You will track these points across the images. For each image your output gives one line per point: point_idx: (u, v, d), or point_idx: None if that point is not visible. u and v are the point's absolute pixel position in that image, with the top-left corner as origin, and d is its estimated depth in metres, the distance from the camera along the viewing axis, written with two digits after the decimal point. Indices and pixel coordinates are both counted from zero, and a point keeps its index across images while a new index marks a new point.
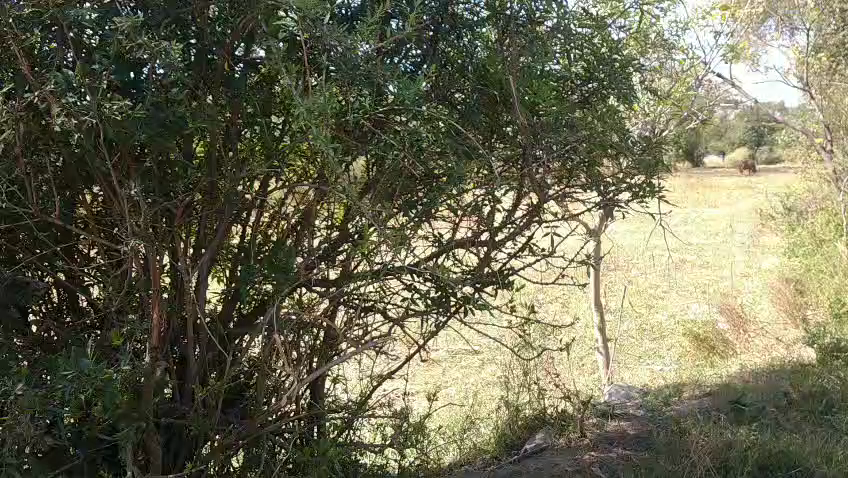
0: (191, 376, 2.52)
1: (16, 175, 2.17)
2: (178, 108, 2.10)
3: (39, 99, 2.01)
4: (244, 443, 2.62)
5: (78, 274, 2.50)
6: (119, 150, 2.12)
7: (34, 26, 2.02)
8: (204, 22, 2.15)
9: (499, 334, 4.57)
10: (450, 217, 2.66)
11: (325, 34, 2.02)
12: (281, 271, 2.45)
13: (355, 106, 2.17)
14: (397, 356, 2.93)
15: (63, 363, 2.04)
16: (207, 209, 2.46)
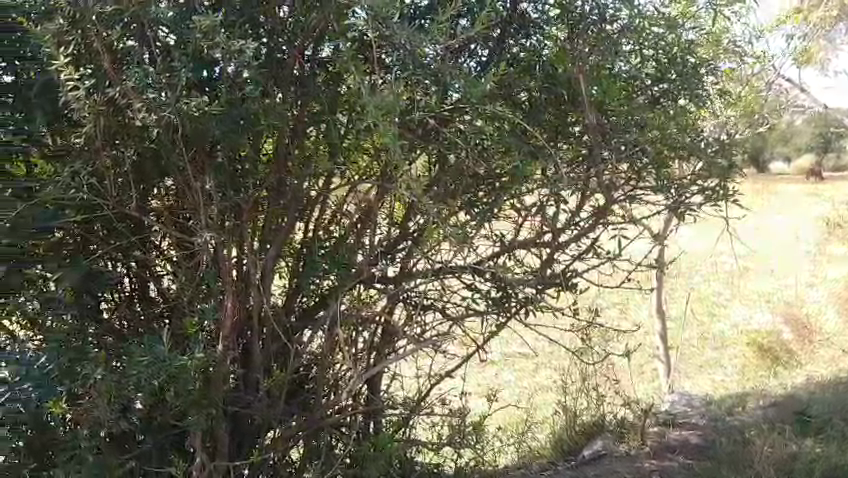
0: (256, 366, 2.60)
1: (96, 168, 2.27)
2: (251, 105, 2.16)
3: (120, 94, 2.11)
4: (304, 435, 2.68)
5: (150, 265, 2.58)
6: (191, 149, 2.26)
7: (116, 24, 2.11)
8: (276, 21, 2.19)
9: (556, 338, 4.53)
10: (514, 217, 2.63)
11: (395, 33, 2.06)
12: (343, 269, 2.60)
13: (422, 105, 2.15)
14: (456, 356, 2.92)
15: (138, 351, 2.11)
16: (275, 206, 2.53)
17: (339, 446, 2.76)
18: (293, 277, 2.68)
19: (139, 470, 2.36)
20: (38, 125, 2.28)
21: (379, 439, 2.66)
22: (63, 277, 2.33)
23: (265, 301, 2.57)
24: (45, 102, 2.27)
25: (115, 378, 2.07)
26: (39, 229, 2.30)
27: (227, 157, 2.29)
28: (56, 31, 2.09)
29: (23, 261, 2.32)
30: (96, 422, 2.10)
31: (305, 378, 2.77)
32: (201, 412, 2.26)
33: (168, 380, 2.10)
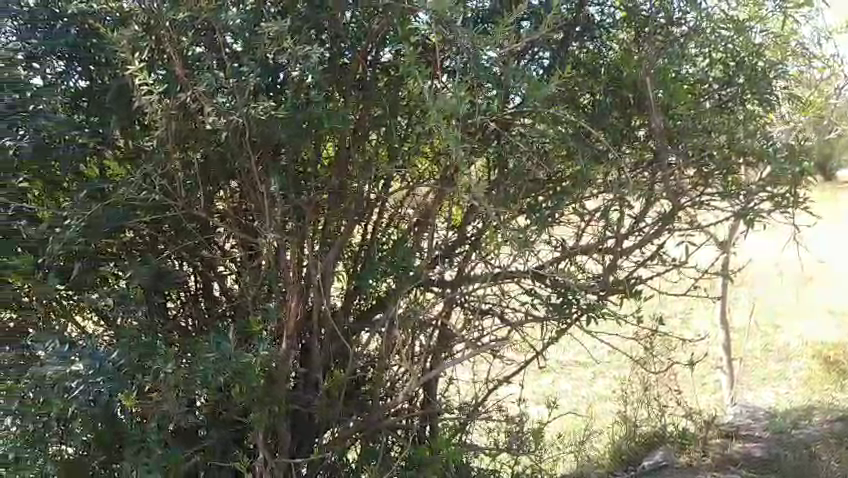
0: (315, 366, 2.66)
1: (166, 171, 2.34)
2: (314, 109, 2.18)
3: (191, 99, 2.17)
4: (362, 435, 2.70)
5: (215, 265, 2.65)
6: (258, 151, 2.30)
7: (188, 29, 2.18)
8: (338, 26, 2.22)
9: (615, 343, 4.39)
10: (577, 221, 2.61)
11: (459, 35, 2.06)
12: (402, 270, 2.57)
13: (484, 108, 2.13)
14: (514, 361, 2.90)
15: (206, 348, 2.22)
16: (334, 209, 2.53)
17: (396, 448, 2.76)
18: (351, 280, 2.71)
19: (208, 464, 2.43)
20: (112, 128, 2.37)
21: (438, 440, 2.69)
22: (134, 276, 2.40)
23: (325, 301, 2.60)
24: (117, 106, 2.35)
25: (182, 373, 2.15)
26: (109, 229, 2.36)
27: (291, 162, 2.37)
28: (130, 36, 2.15)
29: (97, 261, 2.41)
30: (165, 415, 2.18)
31: (361, 381, 2.76)
32: (264, 409, 2.31)
33: (233, 376, 2.18)
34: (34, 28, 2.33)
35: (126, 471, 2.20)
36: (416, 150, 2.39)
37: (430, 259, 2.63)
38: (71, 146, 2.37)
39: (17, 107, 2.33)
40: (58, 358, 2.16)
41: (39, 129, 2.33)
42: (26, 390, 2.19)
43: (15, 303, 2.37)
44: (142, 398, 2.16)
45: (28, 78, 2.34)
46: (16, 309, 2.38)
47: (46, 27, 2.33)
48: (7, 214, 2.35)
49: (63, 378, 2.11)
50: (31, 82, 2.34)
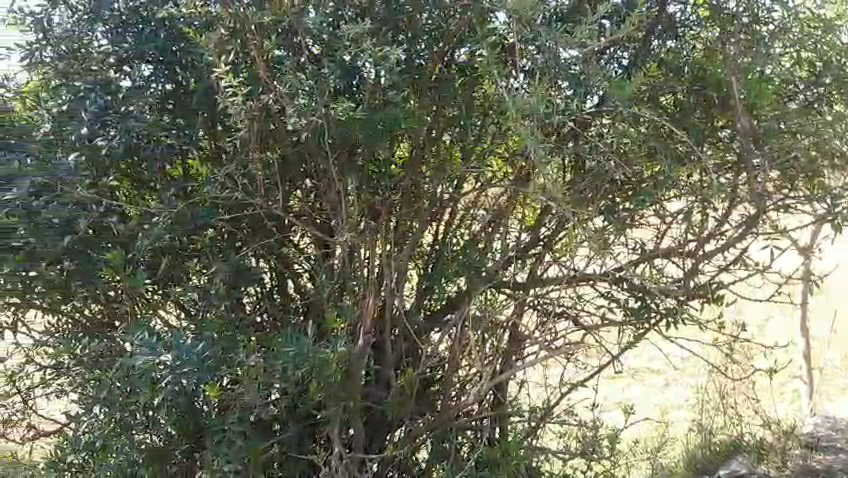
0: (388, 364, 2.66)
1: (248, 170, 2.42)
2: (392, 109, 2.19)
3: (273, 100, 2.23)
4: (432, 436, 2.69)
5: (290, 263, 2.67)
6: (336, 150, 2.32)
7: (272, 33, 2.23)
8: (418, 29, 2.25)
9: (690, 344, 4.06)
10: (656, 222, 2.58)
11: (541, 34, 2.07)
12: (473, 270, 2.56)
13: (562, 109, 2.10)
14: (587, 365, 2.86)
15: (284, 343, 2.27)
16: (407, 208, 2.53)
17: (465, 448, 2.76)
18: (424, 279, 2.67)
19: (284, 456, 2.49)
20: (197, 128, 2.46)
21: (512, 442, 2.65)
22: (217, 271, 2.44)
23: (397, 300, 2.61)
24: (202, 106, 2.43)
25: (263, 365, 2.23)
26: (194, 226, 2.45)
27: (365, 160, 2.38)
28: (217, 40, 2.21)
29: (181, 256, 2.50)
30: (245, 406, 2.27)
31: (431, 380, 2.76)
32: (338, 403, 2.37)
33: (310, 371, 2.25)
34: (124, 32, 2.45)
35: (208, 460, 2.29)
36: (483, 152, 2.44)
37: (503, 260, 2.58)
38: (158, 147, 2.43)
39: (109, 108, 2.40)
40: (148, 349, 2.23)
41: (129, 130, 2.36)
42: (117, 380, 2.30)
43: (105, 296, 2.50)
44: (226, 389, 2.26)
45: (119, 81, 2.43)
46: (107, 300, 2.52)
47: (137, 31, 2.44)
48: (99, 212, 2.41)
49: (151, 368, 2.18)
50: (121, 85, 2.43)
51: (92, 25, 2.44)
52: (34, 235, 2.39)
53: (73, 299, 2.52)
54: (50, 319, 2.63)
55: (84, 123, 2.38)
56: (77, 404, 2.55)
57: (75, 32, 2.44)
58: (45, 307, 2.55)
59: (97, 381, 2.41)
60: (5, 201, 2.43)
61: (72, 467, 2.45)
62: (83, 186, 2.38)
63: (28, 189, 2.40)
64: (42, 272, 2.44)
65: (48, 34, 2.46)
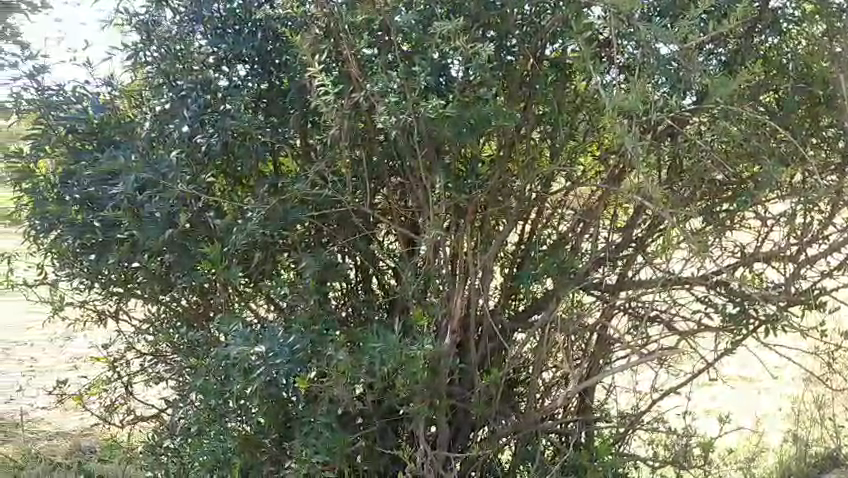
0: (473, 364, 2.62)
1: (338, 168, 2.45)
2: (483, 107, 2.17)
3: (363, 98, 2.24)
4: (518, 438, 2.66)
5: (377, 260, 2.70)
6: (424, 148, 2.29)
7: (364, 32, 2.23)
8: (511, 24, 2.21)
9: (793, 351, 3.89)
10: (756, 225, 2.51)
11: (639, 30, 2.03)
12: (563, 271, 2.49)
13: (660, 106, 2.07)
14: (679, 372, 2.76)
15: (372, 338, 2.30)
16: (495, 207, 2.48)
17: (550, 451, 2.72)
18: (509, 279, 2.65)
19: (370, 449, 2.53)
20: (291, 127, 2.52)
21: (604, 447, 2.61)
22: (305, 266, 2.46)
23: (484, 298, 2.58)
24: (298, 104, 2.50)
25: (351, 360, 2.27)
26: (285, 221, 2.46)
27: (453, 156, 2.34)
28: (311, 39, 2.26)
29: (273, 250, 2.54)
30: (334, 399, 2.31)
31: (516, 381, 2.70)
32: (425, 400, 2.38)
33: (397, 367, 2.26)
34: (224, 33, 2.51)
35: (297, 449, 2.35)
36: (573, 149, 2.40)
37: (593, 261, 2.54)
38: (253, 145, 2.48)
39: (206, 109, 2.49)
40: (241, 340, 2.28)
41: (227, 129, 2.45)
42: (212, 369, 2.38)
43: (201, 288, 2.59)
44: (315, 380, 2.31)
45: (217, 80, 2.51)
46: (203, 291, 2.63)
47: (235, 32, 2.51)
48: (198, 205, 2.49)
49: (246, 358, 2.23)
50: (218, 84, 2.51)
51: (193, 27, 2.56)
52: (136, 225, 2.45)
53: (172, 290, 2.62)
54: (150, 309, 2.75)
55: (186, 121, 2.49)
56: (174, 391, 2.66)
57: (177, 31, 2.56)
58: (146, 297, 2.67)
59: (195, 368, 2.53)
60: (112, 195, 2.50)
61: (168, 451, 2.57)
62: (184, 182, 2.43)
63: (132, 185, 2.42)
64: (147, 264, 2.53)
65: (152, 34, 2.58)
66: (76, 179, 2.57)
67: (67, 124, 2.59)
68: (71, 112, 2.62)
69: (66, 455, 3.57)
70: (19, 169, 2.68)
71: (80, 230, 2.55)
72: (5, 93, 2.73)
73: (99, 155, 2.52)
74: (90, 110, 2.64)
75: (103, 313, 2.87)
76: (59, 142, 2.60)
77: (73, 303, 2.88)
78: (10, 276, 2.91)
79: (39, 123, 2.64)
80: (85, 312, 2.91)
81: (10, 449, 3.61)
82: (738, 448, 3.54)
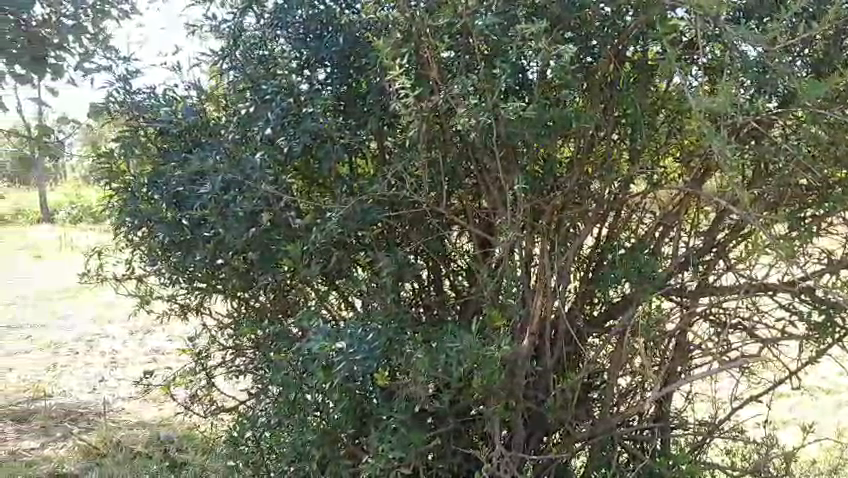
0: (548, 367, 2.60)
1: (414, 168, 2.44)
2: (565, 108, 2.15)
3: (443, 99, 2.24)
4: (594, 443, 2.64)
5: (451, 261, 2.72)
6: (503, 148, 2.28)
7: (443, 35, 2.20)
8: (593, 26, 2.18)
9: None
10: (843, 231, 2.44)
11: (727, 31, 2.00)
12: (643, 274, 2.46)
13: (747, 108, 2.05)
14: (760, 380, 2.70)
15: (449, 337, 2.33)
16: (575, 210, 2.46)
17: (626, 457, 2.69)
18: (585, 282, 2.62)
19: (443, 448, 2.56)
20: (368, 129, 2.53)
21: (681, 451, 2.63)
22: (384, 265, 2.52)
23: (559, 301, 2.54)
24: (376, 106, 2.51)
25: (429, 358, 2.29)
26: (363, 221, 2.50)
27: (531, 156, 2.32)
28: (393, 43, 2.22)
29: (351, 251, 2.59)
30: (410, 396, 2.34)
31: (591, 385, 2.68)
32: (500, 400, 2.41)
33: (474, 366, 2.27)
34: (305, 38, 2.58)
35: (373, 445, 2.38)
36: (654, 153, 2.39)
37: (675, 265, 2.50)
38: (334, 147, 2.52)
39: (288, 113, 2.53)
40: (321, 336, 2.33)
41: (308, 131, 2.49)
42: (294, 361, 2.45)
43: (279, 286, 2.68)
44: (393, 377, 2.35)
45: (298, 84, 2.56)
46: (283, 288, 2.70)
47: (317, 37, 2.56)
48: (280, 204, 2.52)
49: (326, 353, 2.30)
50: (299, 89, 2.56)
51: (277, 33, 2.62)
52: (222, 223, 2.55)
53: (253, 286, 2.70)
54: (232, 304, 2.85)
55: (270, 123, 2.54)
56: (255, 384, 2.75)
57: (262, 35, 2.65)
58: (229, 293, 2.76)
59: (275, 362, 2.60)
60: (200, 194, 2.59)
61: (249, 442, 2.64)
62: (267, 182, 2.48)
63: (219, 185, 2.52)
64: (230, 261, 2.64)
65: (239, 38, 2.69)
66: (166, 178, 2.68)
67: (159, 126, 2.75)
68: (161, 114, 2.74)
69: (146, 444, 3.66)
70: (115, 169, 2.85)
71: (168, 226, 2.68)
72: (102, 95, 2.87)
73: (189, 156, 2.64)
74: (183, 113, 2.73)
75: (187, 308, 2.98)
76: (150, 142, 2.78)
77: (161, 297, 3.01)
78: (100, 270, 3.03)
79: (131, 125, 2.80)
80: (171, 306, 3.03)
81: (94, 437, 3.75)
82: (822, 461, 3.42)
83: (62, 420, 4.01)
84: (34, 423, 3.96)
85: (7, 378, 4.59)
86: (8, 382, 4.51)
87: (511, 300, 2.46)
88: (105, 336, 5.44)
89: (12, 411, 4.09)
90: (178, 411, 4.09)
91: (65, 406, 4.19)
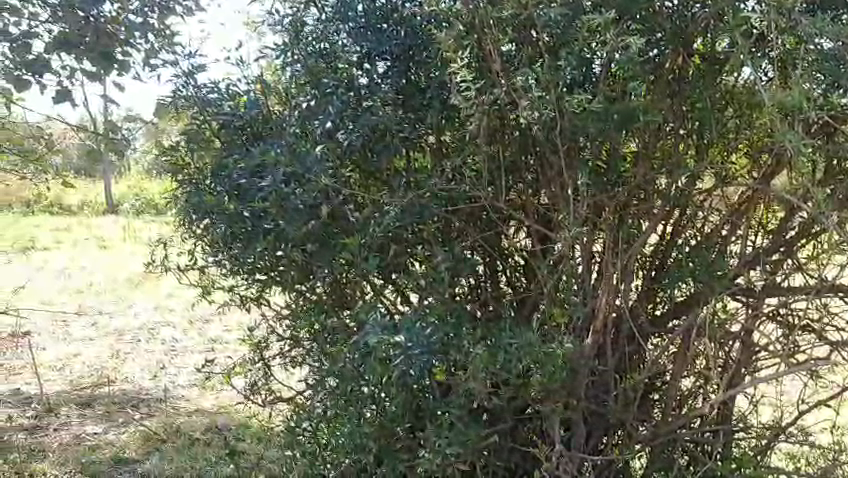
0: (608, 366, 2.56)
1: (476, 163, 2.43)
2: (632, 102, 2.10)
3: (505, 93, 2.21)
4: (655, 445, 2.59)
5: (511, 256, 2.70)
6: (565, 145, 2.24)
7: (507, 27, 2.17)
8: (661, 19, 2.12)
9: None
10: None
11: (803, 23, 1.92)
12: (709, 274, 2.40)
13: (820, 103, 1.98)
14: (827, 384, 2.62)
15: (507, 334, 2.34)
16: (641, 207, 2.43)
17: (687, 460, 2.65)
18: (647, 281, 2.58)
19: (500, 444, 2.56)
20: (428, 124, 2.53)
21: (745, 456, 2.58)
22: (441, 262, 2.52)
23: (621, 299, 2.52)
24: (436, 101, 2.49)
25: (487, 355, 2.28)
26: (421, 216, 2.50)
27: (593, 154, 2.29)
28: (453, 36, 2.20)
29: (408, 246, 2.59)
30: (468, 392, 2.34)
31: (652, 387, 2.63)
32: (560, 400, 2.40)
33: (533, 364, 2.27)
34: (366, 32, 2.58)
35: (430, 440, 2.39)
36: (722, 149, 2.30)
37: (743, 264, 2.43)
38: (391, 144, 2.55)
39: (347, 107, 2.55)
40: (381, 330, 2.34)
41: (367, 125, 2.51)
42: (351, 355, 2.46)
43: (335, 280, 2.71)
44: (450, 372, 2.36)
45: (358, 78, 2.58)
46: (341, 281, 2.73)
47: (376, 31, 2.55)
48: (339, 198, 2.55)
49: (382, 347, 2.29)
50: (359, 82, 2.57)
51: (338, 29, 2.63)
52: (282, 216, 2.57)
53: (312, 279, 2.73)
54: (291, 296, 2.89)
55: (329, 118, 2.55)
56: (313, 375, 2.78)
57: (323, 31, 2.67)
58: (287, 285, 2.80)
59: (332, 355, 2.63)
60: (260, 188, 2.62)
61: (306, 432, 2.68)
62: (327, 176, 2.51)
63: (280, 178, 2.54)
64: (290, 253, 2.64)
65: (300, 34, 2.72)
66: (228, 172, 2.73)
67: (223, 120, 2.80)
68: (225, 109, 2.82)
69: (204, 431, 3.76)
70: (179, 162, 2.93)
71: (229, 218, 2.71)
72: (167, 89, 2.92)
73: (251, 150, 2.68)
74: (247, 106, 2.80)
75: (246, 299, 3.04)
76: (213, 136, 2.82)
77: (222, 288, 3.08)
78: (164, 261, 3.10)
79: (195, 120, 2.85)
80: (231, 296, 3.09)
81: (155, 424, 3.86)
82: None
83: (124, 405, 4.13)
84: (98, 409, 4.08)
85: (73, 364, 4.74)
86: (73, 369, 4.65)
87: (571, 298, 2.45)
88: (166, 325, 5.58)
89: (76, 396, 4.21)
90: (235, 399, 4.19)
91: (128, 392, 4.32)
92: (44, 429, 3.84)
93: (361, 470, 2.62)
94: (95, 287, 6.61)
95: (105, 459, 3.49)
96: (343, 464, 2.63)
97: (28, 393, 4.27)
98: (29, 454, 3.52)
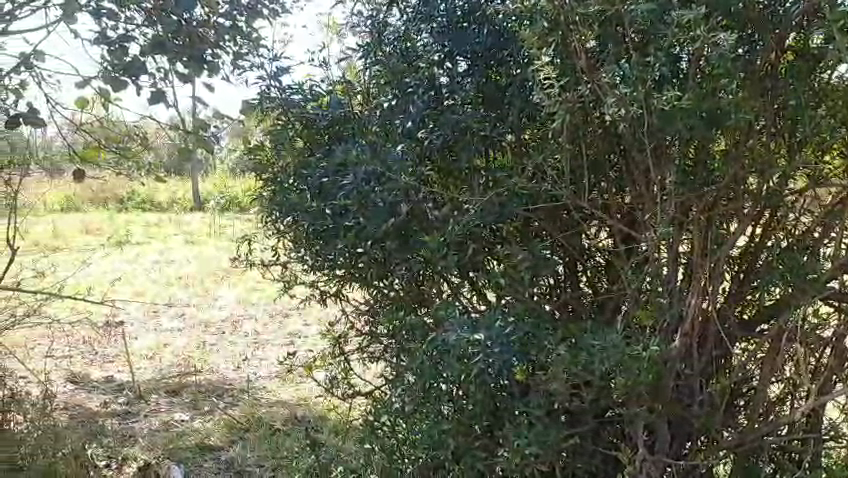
0: (694, 372, 2.47)
1: (559, 162, 2.41)
2: (726, 99, 2.01)
3: (589, 90, 2.18)
4: (740, 452, 2.52)
5: (593, 256, 2.67)
6: (653, 143, 2.21)
7: (594, 22, 2.14)
8: (756, 13, 2.05)
9: None
10: None
11: None
12: (801, 274, 2.27)
13: None
14: None
15: (589, 334, 2.31)
16: (730, 208, 2.34)
17: (773, 468, 2.56)
18: (737, 283, 2.53)
19: (580, 445, 2.54)
20: (507, 127, 2.50)
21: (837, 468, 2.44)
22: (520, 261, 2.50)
23: (710, 302, 2.44)
24: (517, 100, 2.47)
25: (569, 356, 2.26)
26: (502, 215, 2.47)
27: (681, 152, 2.23)
28: (539, 32, 2.17)
29: (488, 245, 2.58)
30: (547, 392, 2.33)
31: (739, 391, 2.58)
32: (644, 402, 2.37)
33: (616, 366, 2.22)
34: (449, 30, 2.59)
35: (509, 439, 2.39)
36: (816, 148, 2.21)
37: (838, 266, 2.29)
38: (473, 143, 2.53)
39: (430, 107, 2.60)
40: (463, 328, 2.35)
41: (449, 124, 2.53)
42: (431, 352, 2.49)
43: (414, 277, 2.74)
44: (530, 372, 2.34)
45: (439, 77, 2.60)
46: (420, 278, 2.75)
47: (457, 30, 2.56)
48: (419, 196, 2.56)
49: (464, 345, 2.30)
50: (441, 81, 2.61)
51: (420, 27, 2.65)
52: (364, 214, 2.62)
53: (392, 276, 2.78)
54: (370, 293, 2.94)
55: (411, 117, 2.60)
56: (393, 371, 2.83)
57: (405, 30, 2.71)
58: (368, 282, 2.85)
59: (411, 351, 2.66)
60: (342, 186, 2.67)
61: (384, 426, 2.72)
62: (407, 175, 2.52)
63: (362, 177, 2.58)
64: (370, 250, 2.69)
65: (385, 33, 2.79)
66: (312, 170, 2.79)
67: (309, 120, 2.88)
68: (311, 109, 2.89)
69: (284, 422, 3.87)
70: (266, 161, 3.05)
71: (313, 216, 2.78)
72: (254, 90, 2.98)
73: (334, 149, 2.74)
74: (333, 106, 2.85)
75: (326, 294, 3.11)
76: (298, 135, 2.90)
77: (304, 283, 3.16)
78: (249, 256, 3.21)
79: (282, 120, 2.93)
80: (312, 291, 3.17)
81: (237, 413, 4.00)
82: None
83: (208, 395, 4.30)
84: (184, 397, 4.25)
85: (161, 354, 4.96)
86: (162, 359, 4.86)
87: (656, 299, 2.40)
88: (248, 318, 5.76)
89: (164, 384, 4.40)
90: (314, 392, 4.29)
91: (213, 382, 4.49)
92: (135, 415, 4.04)
93: (439, 466, 2.64)
94: (182, 280, 6.88)
95: (191, 446, 3.64)
96: (421, 460, 2.66)
97: (121, 381, 4.50)
98: (122, 438, 3.72)
